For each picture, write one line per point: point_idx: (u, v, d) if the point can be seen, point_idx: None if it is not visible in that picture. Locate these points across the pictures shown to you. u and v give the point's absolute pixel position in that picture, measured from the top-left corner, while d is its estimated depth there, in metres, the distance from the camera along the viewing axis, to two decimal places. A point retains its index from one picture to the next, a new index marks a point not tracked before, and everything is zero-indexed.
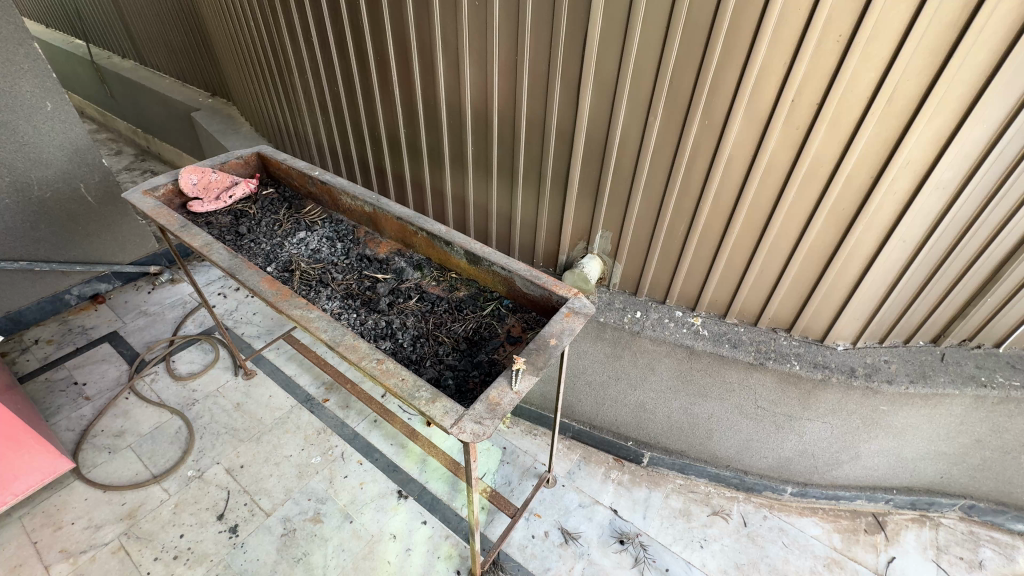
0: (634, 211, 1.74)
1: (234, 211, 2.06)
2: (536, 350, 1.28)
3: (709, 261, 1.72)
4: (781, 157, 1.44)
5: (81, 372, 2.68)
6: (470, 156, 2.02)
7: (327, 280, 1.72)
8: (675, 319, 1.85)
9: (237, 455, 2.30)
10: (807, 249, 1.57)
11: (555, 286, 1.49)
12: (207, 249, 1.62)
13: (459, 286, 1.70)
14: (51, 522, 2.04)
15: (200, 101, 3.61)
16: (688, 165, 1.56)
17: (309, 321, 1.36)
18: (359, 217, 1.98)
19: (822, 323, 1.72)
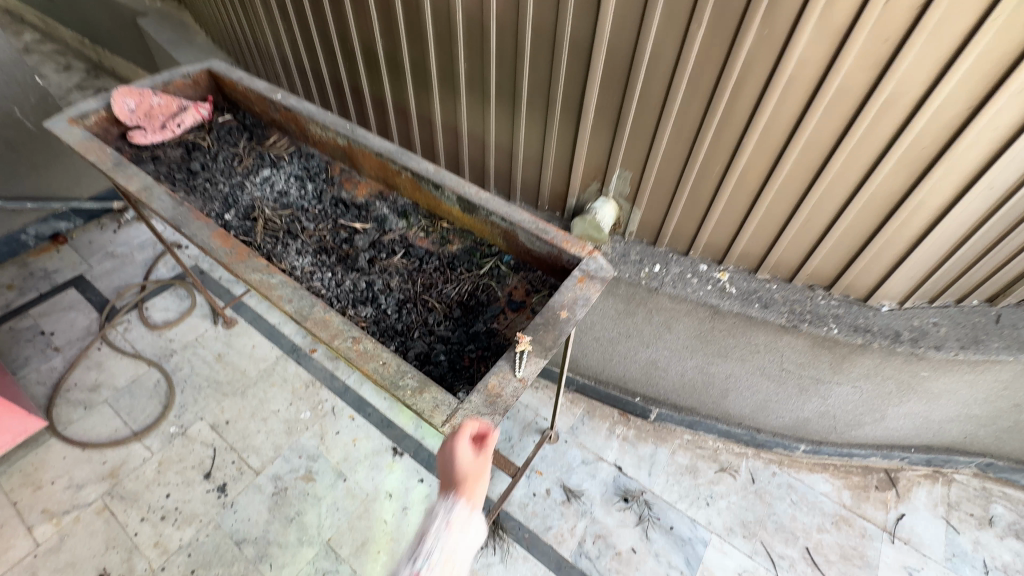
0: (660, 147, 1.44)
1: (186, 143, 1.76)
2: (544, 325, 1.07)
3: (745, 208, 1.46)
4: (857, 81, 1.13)
5: (48, 320, 2.48)
6: (462, 75, 1.67)
7: (297, 231, 1.47)
8: (698, 274, 1.63)
9: (221, 411, 2.17)
10: (869, 196, 1.30)
11: (565, 242, 1.24)
12: (146, 194, 1.34)
13: (452, 238, 1.45)
14: (30, 482, 1.95)
15: (146, 3, 3.10)
16: (733, 90, 1.25)
17: (271, 289, 1.13)
18: (331, 151, 1.67)
19: (869, 281, 1.49)
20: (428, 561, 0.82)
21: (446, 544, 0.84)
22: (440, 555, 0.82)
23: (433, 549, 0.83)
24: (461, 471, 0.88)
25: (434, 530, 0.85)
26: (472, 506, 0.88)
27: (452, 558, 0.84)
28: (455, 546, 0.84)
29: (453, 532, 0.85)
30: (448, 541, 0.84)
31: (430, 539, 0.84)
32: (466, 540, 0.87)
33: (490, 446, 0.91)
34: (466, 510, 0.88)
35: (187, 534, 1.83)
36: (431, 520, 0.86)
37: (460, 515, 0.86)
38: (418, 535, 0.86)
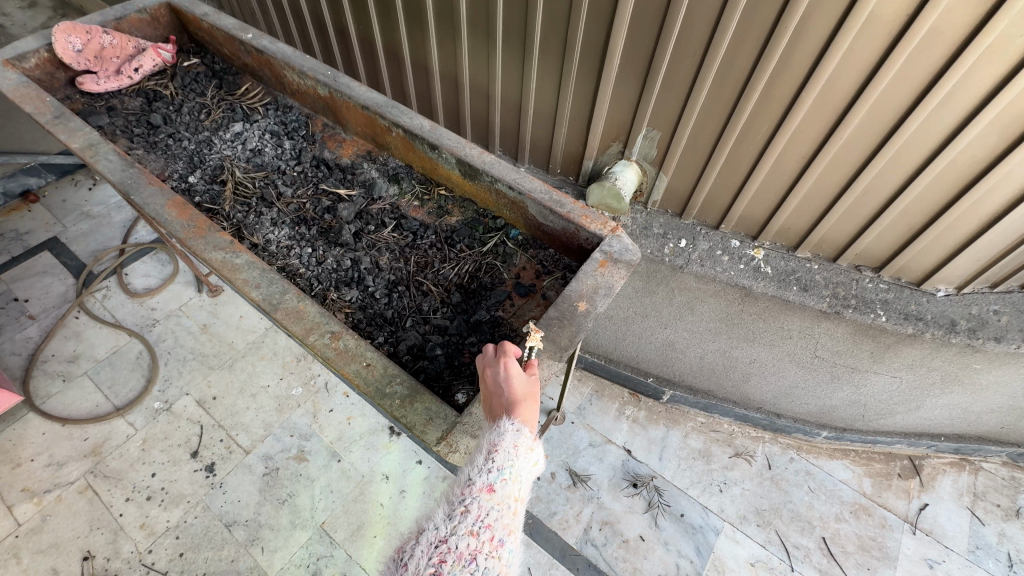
0: (697, 103, 1.22)
1: (145, 91, 1.53)
2: (558, 321, 0.90)
3: (792, 176, 1.25)
4: (957, 22, 0.89)
5: (21, 286, 2.33)
6: (462, 11, 1.42)
7: (272, 197, 1.27)
8: (730, 251, 1.44)
9: (208, 386, 2.05)
10: (945, 167, 1.09)
11: (584, 217, 1.05)
12: (91, 153, 1.14)
13: (451, 208, 1.26)
14: (9, 459, 1.85)
15: None
16: (795, 31, 1.01)
17: (235, 272, 0.96)
18: (312, 103, 1.44)
19: (928, 265, 1.30)
20: (500, 473, 0.74)
21: (518, 457, 0.75)
22: (513, 467, 0.74)
23: (505, 463, 0.74)
24: (518, 392, 0.79)
25: (502, 444, 0.75)
26: (535, 425, 0.79)
27: (525, 467, 0.76)
28: (526, 457, 0.76)
29: (523, 448, 0.75)
30: (519, 453, 0.75)
31: (497, 451, 0.75)
32: (535, 452, 0.78)
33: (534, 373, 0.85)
34: (531, 428, 0.78)
35: (174, 516, 1.75)
36: (494, 430, 0.77)
37: (527, 433, 0.76)
38: (482, 443, 0.77)
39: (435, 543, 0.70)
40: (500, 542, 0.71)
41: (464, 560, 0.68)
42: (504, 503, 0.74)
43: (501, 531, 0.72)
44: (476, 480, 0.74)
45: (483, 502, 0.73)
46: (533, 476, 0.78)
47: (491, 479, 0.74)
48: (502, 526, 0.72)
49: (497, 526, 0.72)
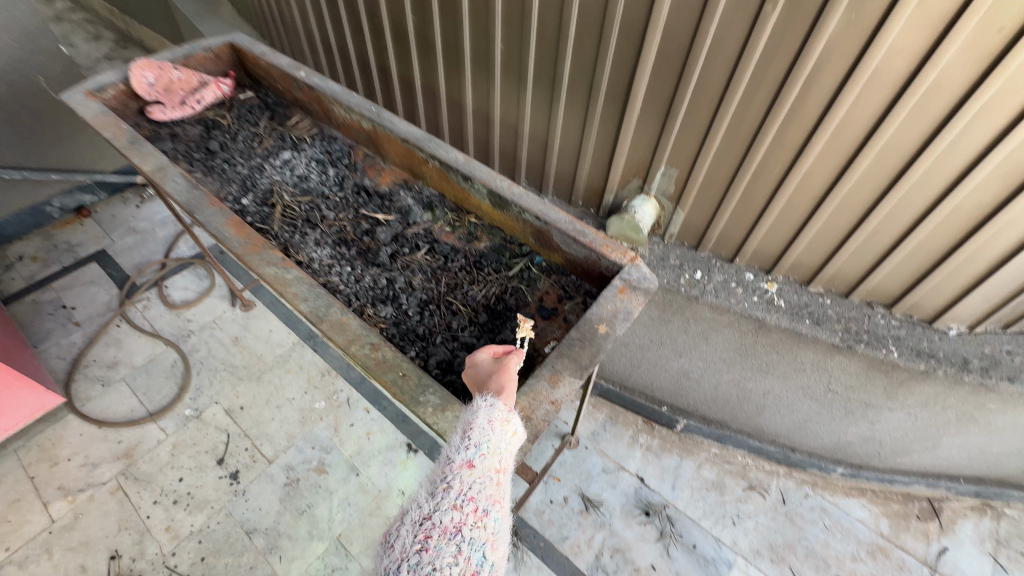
0: (714, 144, 1.31)
1: (205, 121, 1.68)
2: (579, 342, 0.97)
3: (805, 214, 1.32)
4: (954, 79, 0.98)
5: (70, 294, 2.48)
6: (497, 56, 1.55)
7: (316, 219, 1.38)
8: (744, 283, 1.50)
9: (236, 396, 2.14)
10: (951, 210, 1.15)
11: (605, 246, 1.13)
12: (160, 175, 1.27)
13: (480, 234, 1.35)
14: (47, 457, 1.95)
15: None
16: (806, 83, 1.11)
17: (286, 285, 1.05)
18: (355, 135, 1.57)
19: (940, 302, 1.34)
20: (478, 449, 0.77)
21: (493, 430, 0.79)
22: (489, 442, 0.77)
23: (481, 438, 0.77)
24: (484, 370, 0.91)
25: (476, 422, 0.79)
26: (508, 393, 0.83)
27: (502, 442, 0.79)
28: (502, 432, 0.79)
29: (497, 421, 0.79)
30: (493, 429, 0.79)
31: (472, 429, 0.79)
32: (514, 425, 0.81)
33: (515, 353, 0.93)
34: (505, 399, 0.83)
35: (198, 521, 1.81)
36: (470, 412, 0.83)
37: (499, 406, 0.80)
38: (459, 427, 0.82)
39: (419, 521, 0.71)
40: (485, 512, 0.73)
41: (449, 532, 0.69)
42: (484, 476, 0.76)
43: (485, 501, 0.74)
44: (455, 459, 0.78)
45: (464, 477, 0.75)
46: (513, 451, 0.81)
47: (469, 456, 0.77)
48: (485, 497, 0.74)
49: (480, 498, 0.74)
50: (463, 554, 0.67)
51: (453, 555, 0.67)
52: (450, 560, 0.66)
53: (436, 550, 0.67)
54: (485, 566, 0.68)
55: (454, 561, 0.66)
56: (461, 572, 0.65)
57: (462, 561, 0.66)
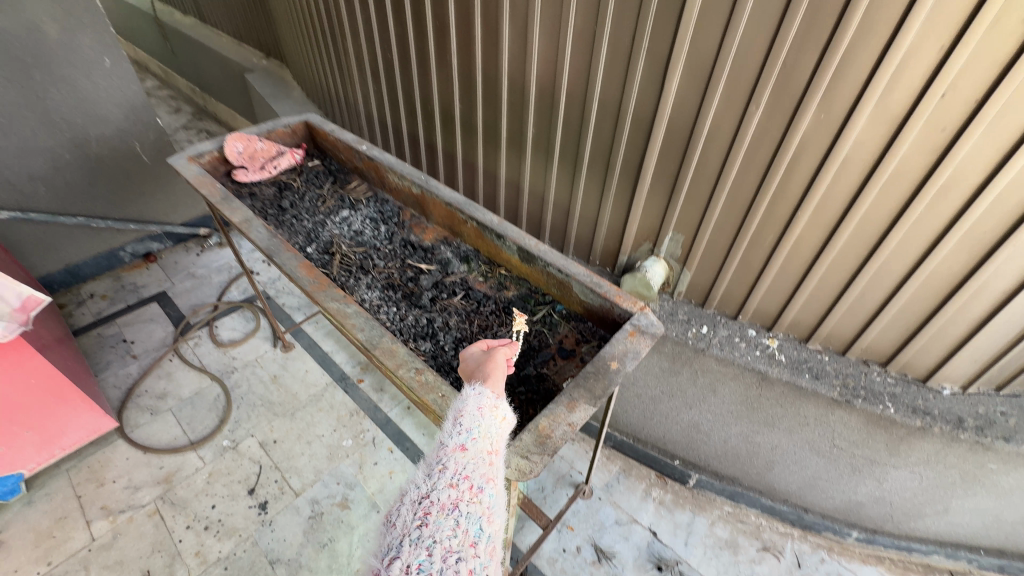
0: (714, 214, 1.52)
1: (279, 183, 1.97)
2: (594, 374, 1.12)
3: (798, 277, 1.49)
4: (913, 166, 1.17)
5: (130, 330, 2.74)
6: (530, 137, 1.84)
7: (368, 267, 1.61)
8: (747, 339, 1.65)
9: (271, 430, 2.29)
10: (927, 276, 1.30)
11: (618, 296, 1.31)
12: (246, 225, 1.53)
13: (508, 284, 1.55)
14: (95, 478, 2.10)
15: (255, 63, 3.66)
16: (789, 166, 1.32)
17: (346, 317, 1.25)
18: (405, 199, 1.84)
19: (930, 361, 1.46)
20: (469, 433, 0.85)
21: (483, 418, 0.89)
22: (479, 427, 0.87)
23: (472, 423, 0.87)
24: (474, 360, 1.09)
25: (467, 410, 0.90)
26: (494, 381, 0.99)
27: (491, 426, 0.88)
28: (490, 417, 0.90)
29: (485, 408, 0.91)
30: (483, 414, 0.90)
31: (464, 416, 0.89)
32: (502, 410, 0.92)
33: (502, 347, 1.11)
34: (493, 388, 0.97)
35: (226, 548, 1.90)
36: (461, 404, 0.92)
37: (488, 394, 0.93)
38: (451, 417, 0.91)
39: (418, 500, 0.75)
40: (479, 488, 0.78)
41: (447, 508, 0.73)
42: (476, 458, 0.82)
43: (479, 479, 0.79)
44: (449, 444, 0.84)
45: (458, 458, 0.81)
46: (502, 434, 0.90)
47: (462, 440, 0.84)
48: (479, 475, 0.80)
49: (474, 476, 0.79)
50: (461, 527, 0.72)
51: (452, 527, 0.71)
52: (449, 533, 0.70)
53: (436, 524, 0.71)
54: (482, 537, 0.73)
55: (453, 533, 0.70)
56: (460, 542, 0.70)
57: (461, 533, 0.71)
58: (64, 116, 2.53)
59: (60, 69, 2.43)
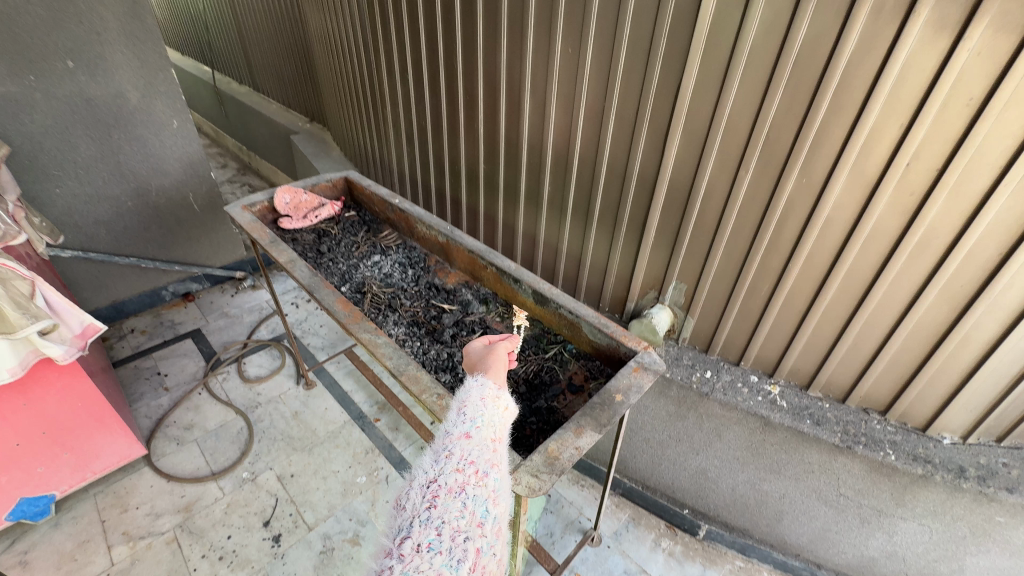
0: (714, 265, 1.66)
1: (318, 230, 2.18)
2: (599, 405, 1.22)
3: (794, 324, 1.60)
4: (889, 224, 1.31)
5: (165, 363, 2.90)
6: (546, 194, 2.04)
7: (396, 305, 1.77)
8: (749, 384, 1.74)
9: (289, 464, 2.36)
10: (913, 327, 1.40)
11: (624, 336, 1.43)
12: (291, 265, 1.72)
13: (523, 325, 1.68)
14: (119, 504, 2.18)
15: (300, 126, 4.07)
16: (779, 223, 1.48)
17: (377, 347, 1.39)
18: (431, 246, 2.03)
19: (927, 410, 1.51)
20: (474, 422, 0.93)
21: (486, 408, 0.97)
22: (482, 416, 0.95)
23: (475, 413, 0.95)
24: (476, 354, 1.25)
25: (471, 401, 0.98)
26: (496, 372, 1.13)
27: (493, 415, 0.97)
28: (493, 407, 0.98)
29: (488, 399, 1.00)
30: (486, 404, 0.98)
31: (468, 406, 0.97)
32: (504, 400, 1.02)
33: (501, 342, 1.28)
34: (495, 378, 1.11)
35: None
36: (466, 395, 1.01)
37: (489, 386, 1.03)
38: (455, 406, 0.99)
39: (427, 484, 0.81)
40: (485, 473, 0.84)
41: (454, 491, 0.79)
42: (481, 444, 0.89)
43: (484, 464, 0.86)
44: (455, 432, 0.91)
45: (464, 445, 0.88)
46: (504, 422, 0.99)
47: (467, 429, 0.92)
48: (484, 461, 0.86)
49: (479, 462, 0.86)
50: (468, 509, 0.78)
51: (459, 509, 0.77)
52: (457, 514, 0.77)
53: (444, 506, 0.77)
54: (488, 518, 0.79)
55: (460, 514, 0.77)
56: (467, 523, 0.76)
57: (468, 514, 0.78)
58: (131, 168, 2.84)
59: (135, 129, 2.77)
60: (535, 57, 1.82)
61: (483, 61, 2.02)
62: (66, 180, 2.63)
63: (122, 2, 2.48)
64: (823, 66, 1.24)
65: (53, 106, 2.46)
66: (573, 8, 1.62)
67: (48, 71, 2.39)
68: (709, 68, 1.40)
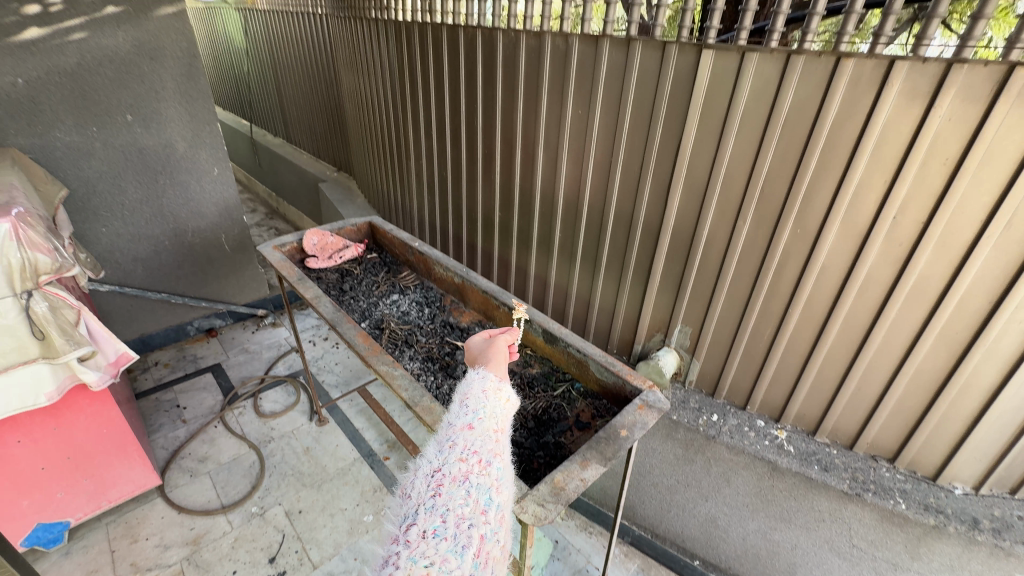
0: (717, 308, 1.73)
1: (341, 270, 2.31)
2: (605, 439, 1.26)
3: (798, 368, 1.64)
4: (882, 272, 1.38)
5: (184, 396, 2.98)
6: (557, 240, 2.17)
7: (412, 341, 1.86)
8: (756, 428, 1.75)
9: (297, 500, 2.38)
10: (913, 373, 1.44)
11: (630, 375, 1.48)
12: (317, 301, 1.83)
13: (533, 363, 1.75)
14: (130, 534, 2.20)
15: (328, 174, 4.35)
16: (777, 270, 1.56)
17: (394, 378, 1.46)
18: (447, 286, 2.14)
19: (936, 458, 1.51)
20: (475, 413, 0.91)
21: (487, 401, 0.95)
22: (484, 408, 0.93)
23: (477, 405, 0.93)
24: (478, 347, 1.23)
25: (473, 394, 0.96)
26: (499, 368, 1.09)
27: (495, 407, 0.94)
28: (494, 399, 0.96)
29: (489, 392, 0.97)
30: (488, 397, 0.96)
31: (470, 399, 0.96)
32: (505, 393, 1.00)
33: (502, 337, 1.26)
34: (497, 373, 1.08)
35: None
36: (468, 388, 0.99)
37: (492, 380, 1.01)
38: (457, 399, 0.98)
39: (431, 473, 0.80)
40: (488, 462, 0.82)
41: (458, 479, 0.78)
42: (484, 435, 0.87)
43: (487, 454, 0.84)
44: (457, 424, 0.89)
45: (466, 436, 0.86)
46: (506, 413, 0.96)
47: (469, 420, 0.90)
48: (487, 450, 0.84)
49: (482, 451, 0.84)
50: (472, 496, 0.76)
51: (463, 496, 0.75)
52: (461, 502, 0.75)
53: (449, 494, 0.76)
54: (492, 506, 0.76)
55: (464, 502, 0.75)
56: (472, 510, 0.74)
57: (472, 502, 0.75)
58: (171, 210, 3.05)
59: (179, 176, 3.00)
60: (548, 117, 2.00)
61: (501, 120, 2.22)
62: (112, 220, 2.84)
63: (180, 65, 2.76)
64: (809, 129, 1.36)
65: (109, 154, 2.70)
66: (583, 75, 1.80)
67: (109, 123, 2.65)
68: (706, 129, 1.54)
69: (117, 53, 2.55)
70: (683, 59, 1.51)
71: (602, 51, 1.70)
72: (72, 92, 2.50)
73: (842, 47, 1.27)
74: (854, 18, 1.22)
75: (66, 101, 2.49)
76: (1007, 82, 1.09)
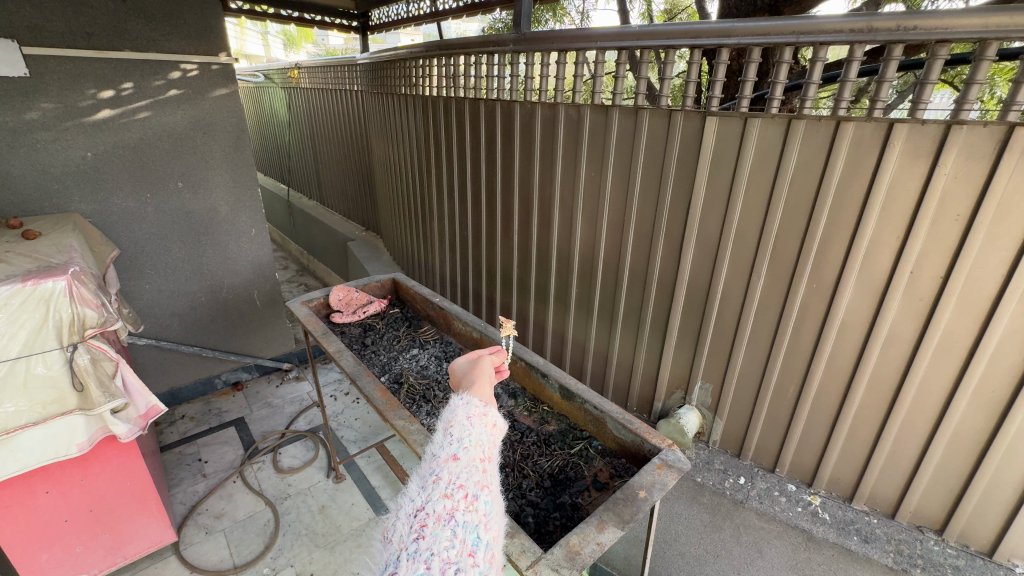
0: (738, 364, 1.71)
1: (364, 324, 2.37)
2: (622, 500, 1.21)
3: (827, 430, 1.57)
4: (905, 327, 1.35)
5: (206, 450, 3.01)
6: (575, 296, 2.20)
7: (430, 396, 1.88)
8: (787, 493, 1.67)
9: (310, 561, 2.31)
10: (952, 434, 1.36)
11: (647, 433, 1.45)
12: (339, 355, 1.89)
13: (550, 419, 1.74)
14: None
15: (356, 233, 4.58)
16: (796, 326, 1.55)
17: (409, 433, 1.47)
18: (466, 340, 2.18)
19: (988, 531, 1.39)
20: (461, 443, 0.86)
21: (473, 428, 0.91)
22: (470, 436, 0.89)
23: (463, 433, 0.88)
24: (462, 369, 1.16)
25: (456, 421, 0.92)
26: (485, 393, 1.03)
27: (481, 434, 0.90)
28: (480, 426, 0.92)
29: (473, 418, 0.93)
30: (473, 423, 0.92)
31: (454, 426, 0.90)
32: (492, 418, 0.96)
33: (485, 359, 1.18)
34: (482, 398, 1.01)
35: None
36: (451, 415, 0.94)
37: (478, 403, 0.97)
38: (441, 427, 0.92)
39: (413, 513, 0.74)
40: (474, 496, 0.78)
41: (443, 519, 0.73)
42: (469, 466, 0.83)
43: (473, 487, 0.79)
44: (441, 455, 0.84)
45: (451, 468, 0.81)
46: (494, 440, 0.92)
47: (454, 451, 0.85)
48: (473, 484, 0.80)
49: (468, 485, 0.79)
50: (458, 537, 0.71)
51: (449, 538, 0.70)
52: (447, 544, 0.69)
53: (433, 536, 0.70)
54: (480, 546, 0.72)
55: (450, 544, 0.69)
56: (459, 553, 0.69)
57: (458, 543, 0.70)
58: (210, 268, 3.24)
59: (220, 237, 3.21)
60: (564, 179, 2.10)
61: (519, 181, 2.34)
62: (155, 278, 3.03)
63: (229, 137, 3.04)
64: (817, 187, 1.40)
65: (159, 218, 2.94)
66: (595, 142, 1.91)
67: (162, 190, 2.90)
68: (716, 188, 1.59)
69: (175, 128, 2.84)
70: (689, 125, 1.59)
71: (612, 120, 1.82)
72: (133, 163, 2.76)
73: (841, 111, 1.33)
74: (850, 85, 1.29)
75: (126, 171, 2.75)
76: (1009, 140, 1.11)
